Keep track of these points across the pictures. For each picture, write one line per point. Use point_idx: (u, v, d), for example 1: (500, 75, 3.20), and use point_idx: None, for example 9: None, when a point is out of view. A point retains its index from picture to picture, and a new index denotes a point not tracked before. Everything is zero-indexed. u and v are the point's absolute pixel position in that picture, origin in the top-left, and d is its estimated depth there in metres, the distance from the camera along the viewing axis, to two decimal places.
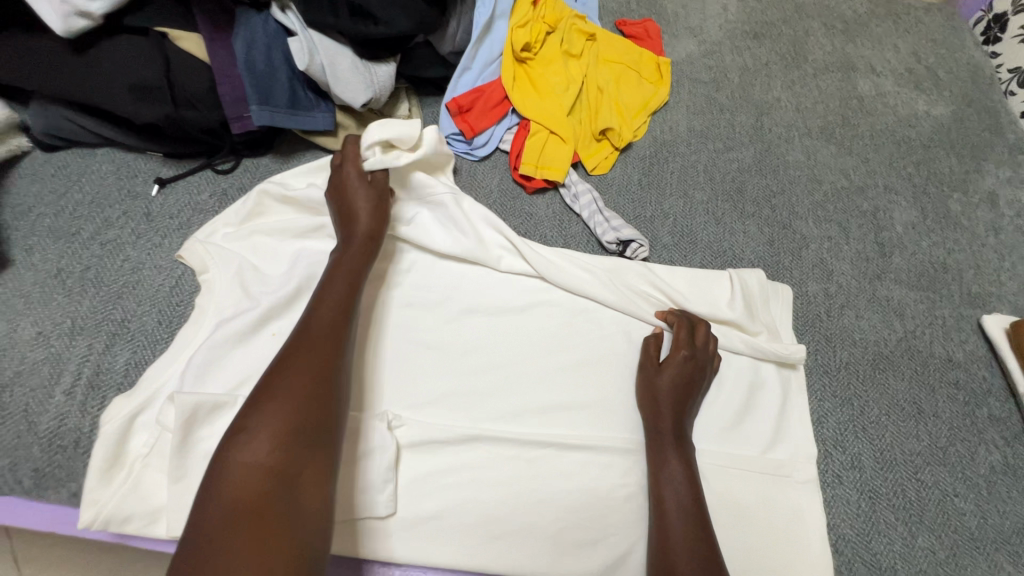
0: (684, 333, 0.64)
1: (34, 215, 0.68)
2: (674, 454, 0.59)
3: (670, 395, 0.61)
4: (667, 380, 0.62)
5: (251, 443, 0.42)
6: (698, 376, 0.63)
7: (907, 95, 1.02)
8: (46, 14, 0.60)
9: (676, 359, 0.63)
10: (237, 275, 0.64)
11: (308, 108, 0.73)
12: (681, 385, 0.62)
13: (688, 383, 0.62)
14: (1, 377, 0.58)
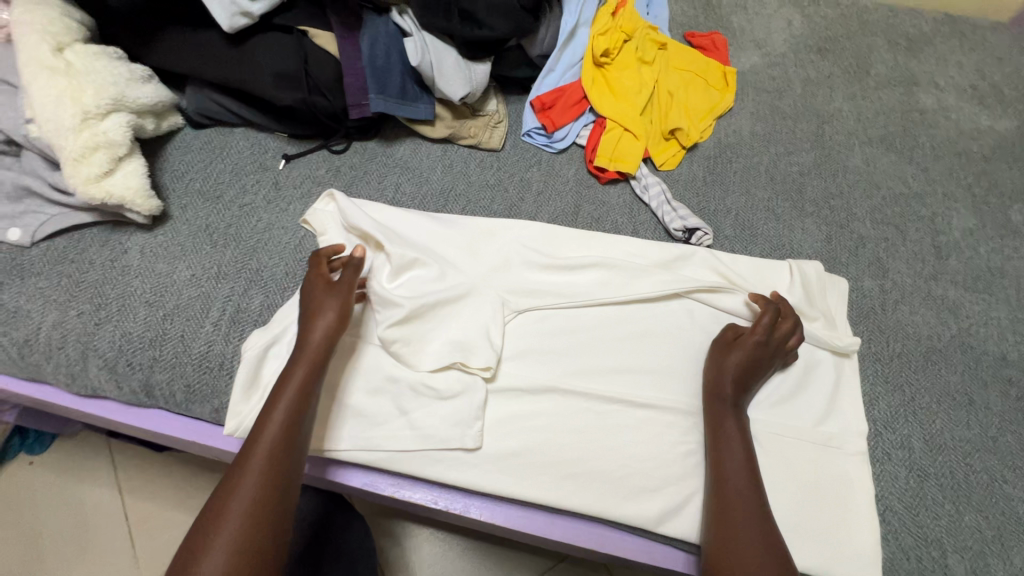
0: (767, 320, 0.68)
1: (187, 179, 0.80)
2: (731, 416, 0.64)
3: (736, 371, 0.66)
4: (736, 360, 0.66)
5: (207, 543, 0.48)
6: (766, 359, 0.67)
7: (970, 110, 1.05)
8: (216, 13, 0.73)
9: (750, 342, 0.67)
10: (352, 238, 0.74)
11: (414, 99, 0.84)
12: (747, 364, 0.66)
13: (756, 364, 0.66)
14: (164, 308, 0.70)
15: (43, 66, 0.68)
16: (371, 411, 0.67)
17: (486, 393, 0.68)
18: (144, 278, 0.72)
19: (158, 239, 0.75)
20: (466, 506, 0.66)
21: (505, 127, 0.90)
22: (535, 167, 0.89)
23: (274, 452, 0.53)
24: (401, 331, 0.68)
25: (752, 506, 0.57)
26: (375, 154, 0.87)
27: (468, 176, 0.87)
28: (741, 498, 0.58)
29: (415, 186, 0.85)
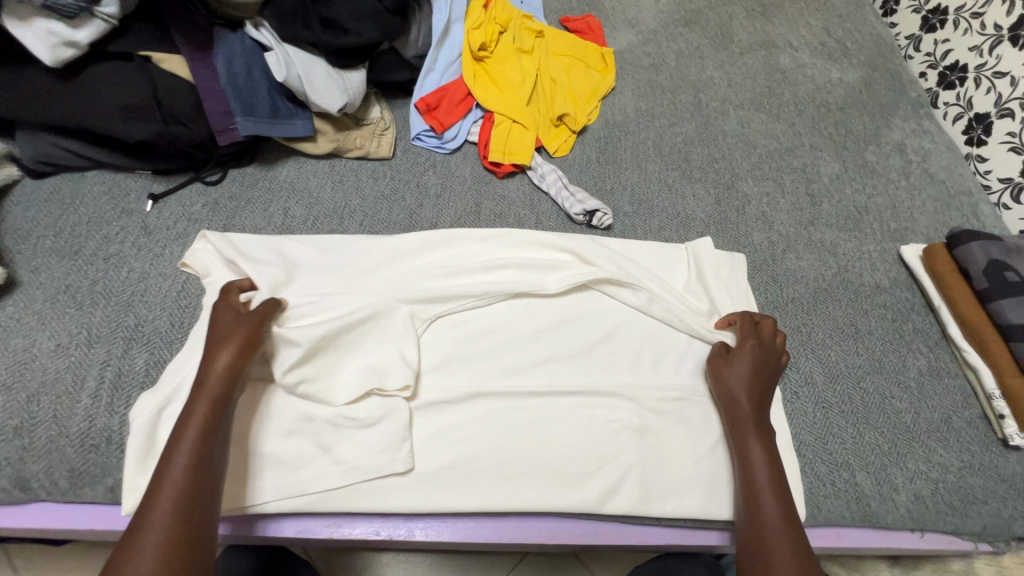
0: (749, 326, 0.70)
1: (33, 238, 0.71)
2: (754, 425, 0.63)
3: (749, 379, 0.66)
4: (743, 370, 0.66)
5: None
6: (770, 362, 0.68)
7: (822, 65, 1.15)
8: (32, 46, 0.63)
9: (746, 348, 0.68)
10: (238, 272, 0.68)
11: (288, 117, 0.78)
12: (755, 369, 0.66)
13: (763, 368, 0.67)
14: (27, 388, 0.61)
15: None
16: (290, 454, 0.62)
17: (411, 412, 0.66)
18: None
19: (8, 311, 0.65)
20: (409, 530, 0.64)
21: (393, 133, 0.88)
22: (430, 171, 0.87)
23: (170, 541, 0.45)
24: (309, 365, 0.64)
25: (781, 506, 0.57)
26: (256, 180, 0.81)
27: (361, 189, 0.83)
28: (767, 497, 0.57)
29: (305, 208, 0.80)
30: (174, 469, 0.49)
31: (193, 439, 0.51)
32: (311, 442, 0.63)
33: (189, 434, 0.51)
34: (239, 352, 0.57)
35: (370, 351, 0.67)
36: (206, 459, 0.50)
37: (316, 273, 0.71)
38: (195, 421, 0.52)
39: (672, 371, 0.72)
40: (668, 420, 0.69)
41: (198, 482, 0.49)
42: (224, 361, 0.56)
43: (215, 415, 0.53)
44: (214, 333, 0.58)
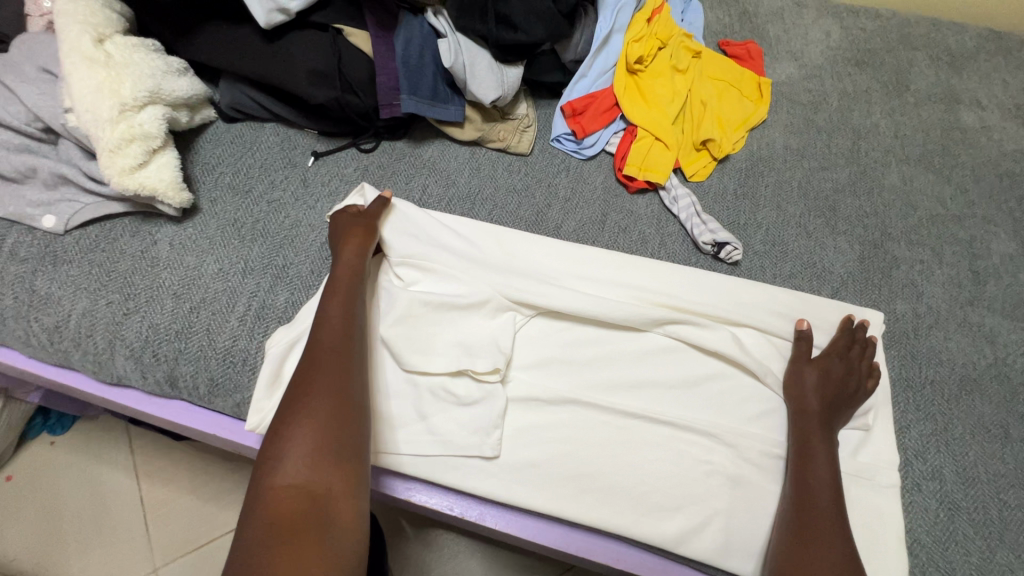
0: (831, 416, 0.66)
1: (216, 173, 0.81)
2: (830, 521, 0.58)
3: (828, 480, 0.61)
4: (822, 466, 0.62)
5: (292, 437, 0.53)
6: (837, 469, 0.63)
7: (1014, 131, 1.02)
8: (254, 9, 0.73)
9: (829, 361, 0.69)
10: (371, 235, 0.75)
11: (445, 101, 0.83)
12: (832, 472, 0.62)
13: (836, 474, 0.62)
14: (191, 300, 0.70)
15: (84, 56, 0.69)
16: (392, 413, 0.66)
17: (507, 401, 0.67)
18: (173, 270, 0.72)
19: (187, 231, 0.75)
20: (481, 514, 0.66)
21: (534, 132, 0.90)
22: (564, 173, 0.88)
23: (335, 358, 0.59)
24: (416, 333, 0.68)
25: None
26: (404, 155, 0.86)
27: (495, 180, 0.86)
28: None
29: (442, 189, 0.85)
30: (329, 318, 0.63)
31: (340, 297, 0.64)
32: (410, 403, 0.67)
33: (336, 297, 0.65)
34: (363, 244, 0.70)
35: (473, 327, 0.70)
36: (349, 312, 0.64)
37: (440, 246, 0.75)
38: (341, 284, 0.66)
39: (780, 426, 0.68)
40: (767, 477, 0.65)
41: (344, 327, 0.62)
42: (353, 252, 0.69)
43: (352, 283, 0.67)
44: (338, 233, 0.72)
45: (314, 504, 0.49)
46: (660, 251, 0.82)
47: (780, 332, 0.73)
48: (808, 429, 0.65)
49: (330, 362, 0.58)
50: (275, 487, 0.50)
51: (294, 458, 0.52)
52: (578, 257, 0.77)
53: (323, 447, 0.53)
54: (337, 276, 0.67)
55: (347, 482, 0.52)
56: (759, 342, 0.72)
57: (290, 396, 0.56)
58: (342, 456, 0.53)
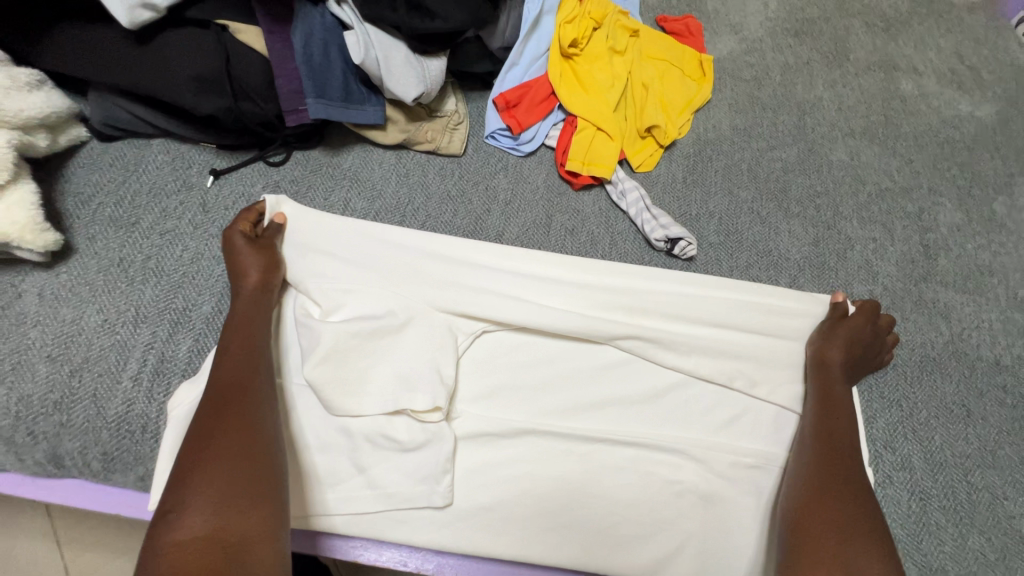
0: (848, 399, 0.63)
1: (94, 203, 0.68)
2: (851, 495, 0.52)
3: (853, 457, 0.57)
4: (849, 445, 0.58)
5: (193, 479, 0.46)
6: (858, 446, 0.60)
7: (951, 96, 1.01)
8: (112, 7, 0.61)
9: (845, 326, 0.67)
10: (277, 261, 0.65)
11: (360, 102, 0.73)
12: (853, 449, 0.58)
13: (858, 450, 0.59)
14: (71, 362, 0.59)
15: None
16: (324, 469, 0.58)
17: (456, 441, 0.60)
18: (45, 327, 0.60)
19: (59, 277, 0.63)
20: (439, 565, 0.59)
21: (466, 129, 0.81)
22: (502, 174, 0.80)
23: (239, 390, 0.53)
24: (340, 371, 0.60)
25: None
26: (320, 166, 0.76)
27: (427, 186, 0.78)
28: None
29: (367, 202, 0.75)
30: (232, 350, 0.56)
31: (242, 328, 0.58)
32: (342, 455, 0.59)
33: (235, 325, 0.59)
34: (269, 269, 0.63)
35: (406, 356, 0.62)
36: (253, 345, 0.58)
37: (359, 263, 0.66)
38: (239, 311, 0.60)
39: (749, 430, 0.65)
40: (740, 490, 0.61)
41: (250, 360, 0.56)
42: (257, 275, 0.62)
43: (258, 309, 0.60)
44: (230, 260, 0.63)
45: (226, 557, 0.42)
46: (612, 252, 0.76)
47: (741, 328, 0.69)
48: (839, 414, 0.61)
49: (237, 398, 0.52)
50: (178, 543, 0.43)
51: (201, 507, 0.44)
52: (524, 265, 0.70)
53: (235, 492, 0.46)
54: (240, 302, 0.60)
55: (265, 523, 0.46)
56: (723, 342, 0.68)
57: (190, 441, 0.49)
58: (259, 500, 0.47)
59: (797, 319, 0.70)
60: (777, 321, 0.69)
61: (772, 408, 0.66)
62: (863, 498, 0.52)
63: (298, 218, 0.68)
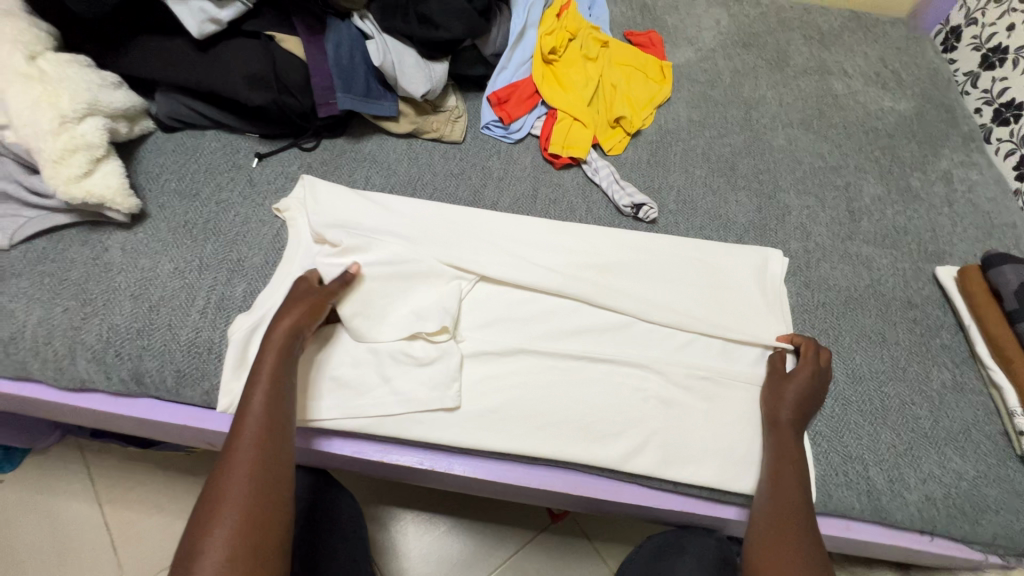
0: (813, 352, 0.75)
1: (161, 179, 0.84)
2: (794, 436, 0.69)
3: (795, 400, 0.71)
4: (793, 390, 0.72)
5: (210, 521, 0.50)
6: (821, 389, 0.73)
7: (875, 94, 1.19)
8: (185, 21, 0.77)
9: (804, 372, 0.73)
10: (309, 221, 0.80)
11: (378, 98, 0.89)
12: (803, 394, 0.72)
13: (818, 390, 0.73)
14: (150, 300, 0.73)
15: (17, 73, 0.71)
16: (355, 379, 0.72)
17: (462, 357, 0.75)
18: (128, 273, 0.75)
19: (138, 236, 0.78)
20: (449, 466, 0.72)
21: (465, 121, 0.98)
22: (496, 156, 0.96)
23: (262, 433, 0.56)
24: (368, 302, 0.74)
25: (802, 516, 0.63)
26: (344, 151, 0.92)
27: (433, 166, 0.93)
28: (792, 505, 0.64)
29: (384, 178, 0.91)
30: (255, 400, 0.59)
31: (267, 376, 0.61)
32: (368, 369, 0.73)
33: (264, 370, 0.61)
34: (306, 314, 0.67)
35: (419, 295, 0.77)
36: (280, 394, 0.60)
37: (377, 227, 0.82)
38: (270, 355, 0.62)
39: (701, 352, 0.80)
40: (694, 396, 0.76)
41: (273, 411, 0.58)
42: (289, 322, 0.65)
43: (284, 356, 0.63)
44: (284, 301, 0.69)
45: None
46: (588, 217, 0.91)
47: (692, 274, 0.85)
48: (782, 439, 0.69)
49: (262, 446, 0.55)
50: None
51: (211, 558, 0.48)
52: (514, 227, 0.86)
53: (245, 537, 0.50)
54: (266, 352, 0.63)
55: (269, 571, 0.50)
56: (677, 285, 0.84)
57: (209, 488, 0.53)
58: (261, 555, 0.50)
59: (736, 265, 0.87)
60: (720, 268, 0.86)
61: (720, 340, 0.81)
62: (812, 536, 0.61)
63: (329, 188, 0.84)
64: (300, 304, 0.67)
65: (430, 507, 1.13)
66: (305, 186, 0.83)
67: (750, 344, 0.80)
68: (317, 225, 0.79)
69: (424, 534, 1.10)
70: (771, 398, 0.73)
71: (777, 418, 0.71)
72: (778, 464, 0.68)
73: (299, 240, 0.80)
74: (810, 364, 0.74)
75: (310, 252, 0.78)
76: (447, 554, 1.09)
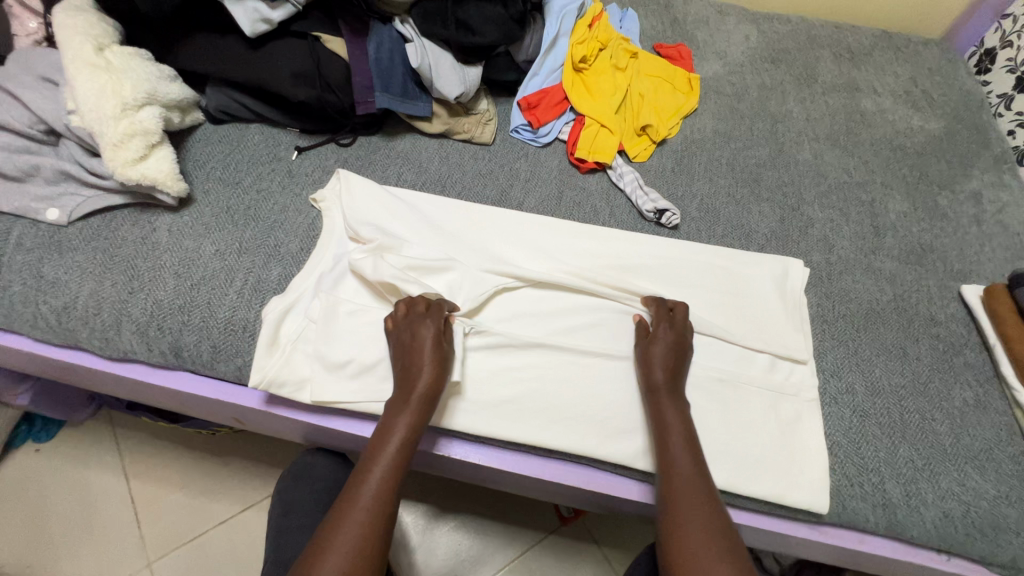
0: (665, 309, 0.78)
1: (207, 167, 0.89)
2: (669, 398, 0.70)
3: (664, 360, 0.73)
4: (660, 350, 0.74)
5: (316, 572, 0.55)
6: (681, 345, 0.75)
7: (905, 112, 1.19)
8: (239, 20, 0.82)
9: (662, 332, 0.75)
10: (343, 214, 0.84)
11: (414, 98, 0.93)
12: (670, 351, 0.73)
13: (679, 348, 0.74)
14: (192, 278, 0.78)
15: (87, 63, 0.77)
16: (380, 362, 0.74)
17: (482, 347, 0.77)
18: (173, 252, 0.79)
19: (184, 219, 0.82)
20: (465, 453, 0.75)
21: (495, 124, 1.01)
22: (523, 158, 0.99)
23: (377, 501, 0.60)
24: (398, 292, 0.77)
25: (698, 485, 0.64)
26: (379, 147, 0.96)
27: (463, 166, 0.97)
28: (687, 474, 0.64)
29: (415, 175, 0.94)
30: (379, 463, 0.62)
31: (396, 444, 0.63)
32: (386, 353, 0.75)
33: (394, 435, 0.64)
34: (435, 371, 0.68)
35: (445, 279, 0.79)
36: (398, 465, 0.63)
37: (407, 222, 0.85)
38: (402, 421, 0.65)
39: (719, 356, 0.81)
40: (710, 398, 0.77)
41: (396, 477, 0.62)
42: (422, 381, 0.67)
43: (415, 425, 0.65)
44: (408, 347, 0.69)
45: None
46: (611, 220, 0.93)
47: (713, 282, 0.86)
48: (658, 403, 0.70)
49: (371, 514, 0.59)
50: None
51: None
52: (539, 227, 0.88)
53: None
54: (403, 414, 0.65)
55: None
56: (698, 291, 0.85)
57: (322, 536, 0.58)
58: None
59: (758, 274, 0.88)
60: (741, 275, 0.87)
61: (737, 347, 0.82)
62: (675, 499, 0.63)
63: (362, 182, 0.87)
64: (429, 364, 0.68)
65: (441, 501, 1.15)
66: (339, 179, 0.87)
67: (768, 350, 0.81)
68: (350, 216, 0.83)
69: (433, 527, 1.12)
70: (643, 359, 0.74)
71: (652, 381, 0.72)
72: (665, 429, 0.68)
73: (332, 230, 0.83)
74: (665, 321, 0.77)
75: (344, 244, 0.82)
76: (456, 549, 1.10)
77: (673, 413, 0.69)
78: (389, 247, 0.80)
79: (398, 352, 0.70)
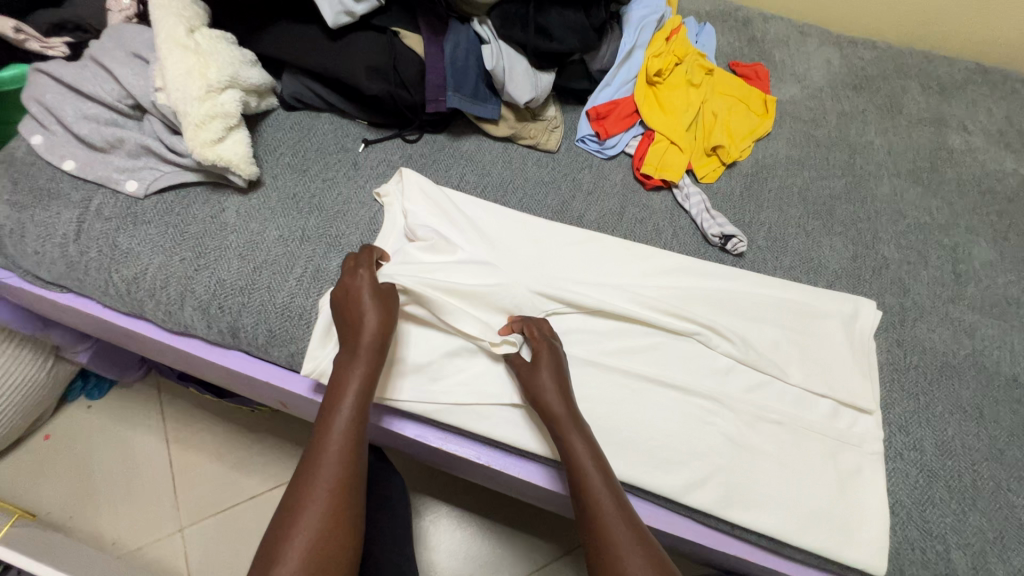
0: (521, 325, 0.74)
1: (277, 153, 0.90)
2: (576, 430, 0.65)
3: (552, 384, 0.67)
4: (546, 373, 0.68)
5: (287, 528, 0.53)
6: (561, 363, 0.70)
7: (996, 153, 1.11)
8: (324, 11, 0.83)
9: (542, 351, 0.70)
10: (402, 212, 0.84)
11: (484, 100, 0.93)
12: (557, 373, 0.69)
13: (561, 369, 0.70)
14: (255, 261, 0.79)
15: (178, 44, 0.79)
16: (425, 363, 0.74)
17: None
18: (239, 234, 0.81)
19: (251, 202, 0.84)
20: (505, 464, 0.74)
21: (561, 132, 0.99)
22: (587, 169, 0.97)
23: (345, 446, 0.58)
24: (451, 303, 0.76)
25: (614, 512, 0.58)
26: (443, 147, 0.96)
27: (525, 172, 0.95)
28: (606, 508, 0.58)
29: (478, 178, 0.94)
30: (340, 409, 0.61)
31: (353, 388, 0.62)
32: (437, 354, 0.75)
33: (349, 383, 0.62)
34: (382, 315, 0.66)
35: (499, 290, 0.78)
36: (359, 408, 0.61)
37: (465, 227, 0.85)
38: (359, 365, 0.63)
39: (776, 397, 0.77)
40: (764, 438, 0.73)
41: (357, 420, 0.61)
42: (371, 325, 0.65)
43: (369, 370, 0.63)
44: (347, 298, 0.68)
45: None
46: (673, 242, 0.91)
47: (778, 317, 0.82)
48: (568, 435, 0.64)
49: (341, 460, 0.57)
50: None
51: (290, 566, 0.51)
52: (597, 244, 0.86)
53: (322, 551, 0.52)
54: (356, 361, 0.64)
55: None
56: (759, 326, 0.81)
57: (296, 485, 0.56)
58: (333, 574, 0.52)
59: (826, 312, 0.83)
60: (806, 312, 0.83)
61: (797, 389, 0.78)
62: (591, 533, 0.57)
63: (421, 181, 0.86)
64: (373, 307, 0.66)
65: (464, 504, 1.14)
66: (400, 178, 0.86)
67: (831, 396, 0.77)
68: (409, 217, 0.83)
69: (454, 530, 1.11)
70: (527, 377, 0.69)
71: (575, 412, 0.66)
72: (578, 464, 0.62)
73: (391, 228, 0.83)
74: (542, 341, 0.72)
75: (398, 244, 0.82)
76: (477, 555, 1.10)
77: (582, 445, 0.63)
78: (441, 256, 0.79)
79: (341, 312, 0.68)
